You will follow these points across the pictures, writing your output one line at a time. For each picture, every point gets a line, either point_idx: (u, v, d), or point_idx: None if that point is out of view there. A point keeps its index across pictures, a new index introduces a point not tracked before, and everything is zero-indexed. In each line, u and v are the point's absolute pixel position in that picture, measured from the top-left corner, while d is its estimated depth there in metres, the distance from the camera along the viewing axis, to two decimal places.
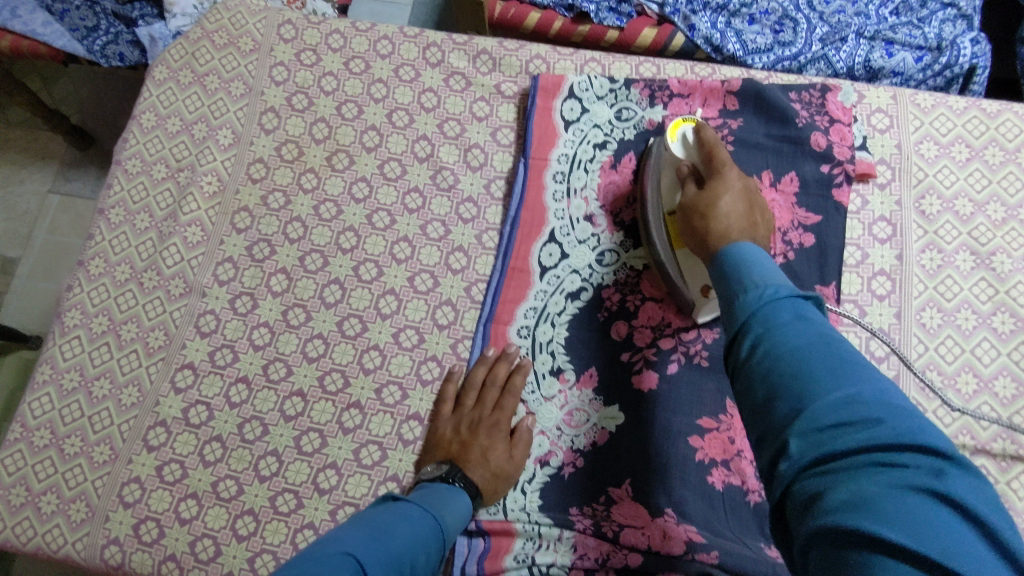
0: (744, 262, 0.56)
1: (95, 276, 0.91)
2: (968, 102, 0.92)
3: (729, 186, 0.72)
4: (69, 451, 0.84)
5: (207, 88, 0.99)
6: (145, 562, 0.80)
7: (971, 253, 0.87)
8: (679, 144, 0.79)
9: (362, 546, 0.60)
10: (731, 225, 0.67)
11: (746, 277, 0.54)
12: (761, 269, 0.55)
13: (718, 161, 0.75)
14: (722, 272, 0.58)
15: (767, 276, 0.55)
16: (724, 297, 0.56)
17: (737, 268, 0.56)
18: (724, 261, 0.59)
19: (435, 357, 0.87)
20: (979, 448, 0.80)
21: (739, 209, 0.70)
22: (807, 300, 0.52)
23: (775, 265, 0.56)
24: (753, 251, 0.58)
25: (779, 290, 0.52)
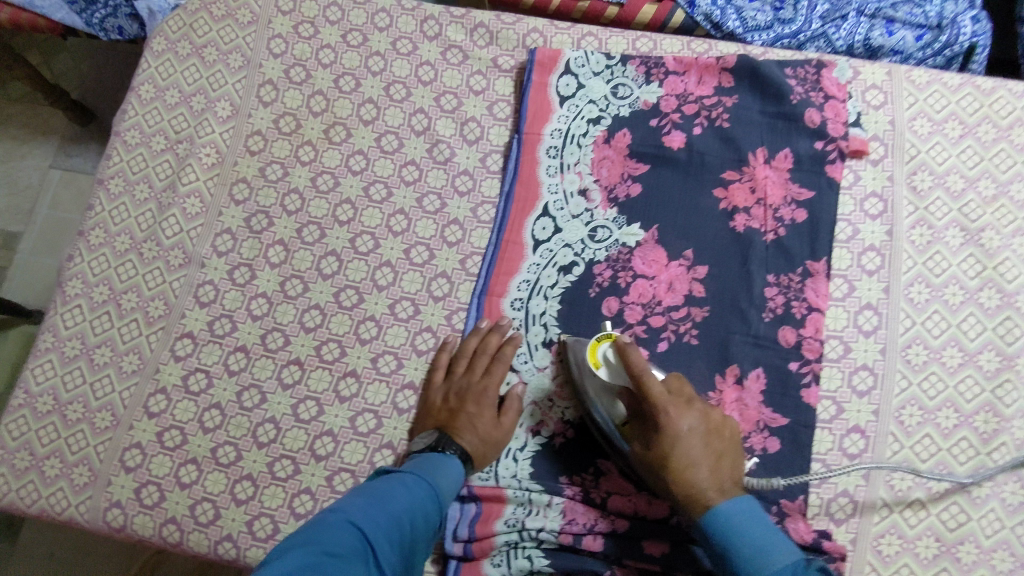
0: (736, 534, 0.69)
1: (95, 247, 0.93)
2: (963, 79, 0.93)
3: (677, 409, 0.73)
4: (71, 417, 0.86)
5: (205, 61, 0.99)
6: (146, 525, 0.82)
7: (961, 229, 0.88)
8: (604, 369, 0.77)
9: (363, 514, 0.64)
10: (707, 488, 0.71)
11: (750, 562, 0.67)
12: (752, 554, 0.68)
13: (654, 399, 0.72)
14: (715, 543, 0.70)
15: (759, 538, 0.68)
16: (726, 575, 0.69)
17: (727, 540, 0.69)
18: (708, 531, 0.70)
19: (430, 328, 0.88)
20: (962, 420, 0.82)
21: (700, 457, 0.72)
22: (809, 569, 0.68)
23: (757, 523, 0.69)
24: (730, 511, 0.69)
25: (787, 574, 0.67)
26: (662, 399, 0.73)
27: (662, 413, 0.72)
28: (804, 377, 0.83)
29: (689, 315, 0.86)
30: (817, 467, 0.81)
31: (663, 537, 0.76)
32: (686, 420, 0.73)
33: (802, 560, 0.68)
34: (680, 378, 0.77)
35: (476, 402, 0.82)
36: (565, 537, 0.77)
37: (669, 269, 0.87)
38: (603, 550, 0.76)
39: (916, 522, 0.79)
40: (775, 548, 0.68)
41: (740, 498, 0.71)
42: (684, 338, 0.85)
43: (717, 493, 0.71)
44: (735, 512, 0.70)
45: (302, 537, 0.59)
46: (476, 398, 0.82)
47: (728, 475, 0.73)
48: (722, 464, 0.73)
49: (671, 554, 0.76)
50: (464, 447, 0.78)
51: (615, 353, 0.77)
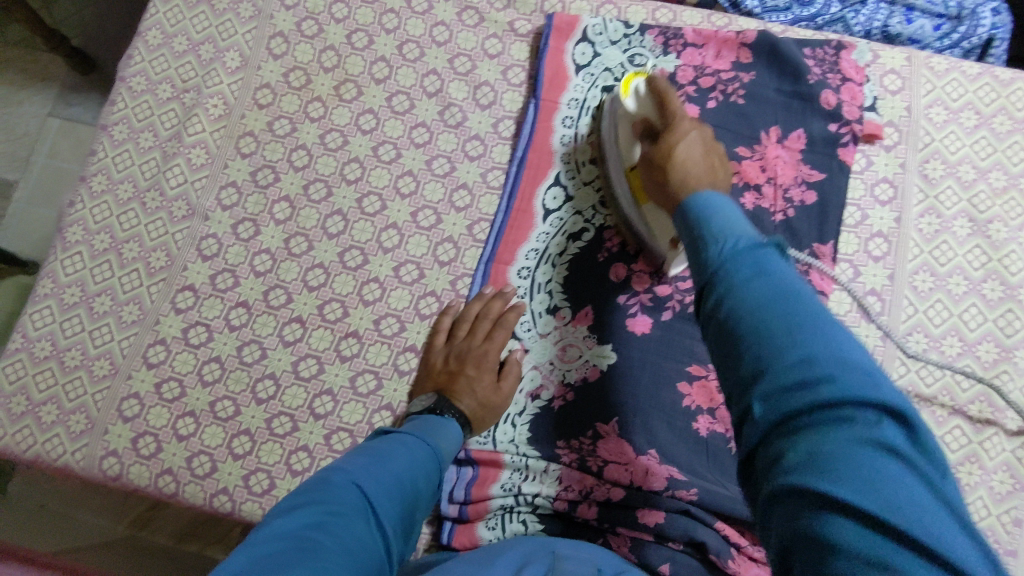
0: (708, 212, 0.57)
1: (97, 193, 0.91)
2: (982, 68, 0.92)
3: (688, 124, 0.72)
4: (69, 363, 0.86)
5: (215, 9, 0.97)
6: (142, 475, 0.82)
7: (969, 219, 0.87)
8: (633, 98, 0.80)
9: (365, 474, 0.63)
10: (692, 175, 0.67)
11: (710, 224, 0.55)
12: (720, 224, 0.55)
13: (672, 111, 0.73)
14: (686, 225, 0.58)
15: (729, 223, 0.55)
16: (691, 248, 0.56)
17: (699, 227, 0.56)
18: (684, 215, 0.59)
19: (434, 292, 0.88)
20: (957, 408, 0.83)
21: (696, 158, 0.69)
22: (771, 247, 0.52)
23: (733, 212, 0.57)
24: (714, 202, 0.58)
25: (745, 242, 0.52)
26: (678, 113, 0.73)
27: (673, 127, 0.72)
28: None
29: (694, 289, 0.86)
30: None
31: (657, 506, 0.76)
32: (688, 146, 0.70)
33: (761, 238, 0.53)
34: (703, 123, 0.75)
35: (476, 365, 0.82)
36: (560, 504, 0.78)
37: None
38: (597, 517, 0.77)
39: None
40: (740, 227, 0.54)
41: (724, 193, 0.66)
42: (688, 313, 0.85)
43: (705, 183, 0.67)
44: (719, 204, 0.58)
45: (305, 496, 0.59)
46: (476, 361, 0.82)
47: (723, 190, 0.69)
48: (716, 174, 0.70)
49: (665, 523, 0.76)
50: (463, 410, 0.79)
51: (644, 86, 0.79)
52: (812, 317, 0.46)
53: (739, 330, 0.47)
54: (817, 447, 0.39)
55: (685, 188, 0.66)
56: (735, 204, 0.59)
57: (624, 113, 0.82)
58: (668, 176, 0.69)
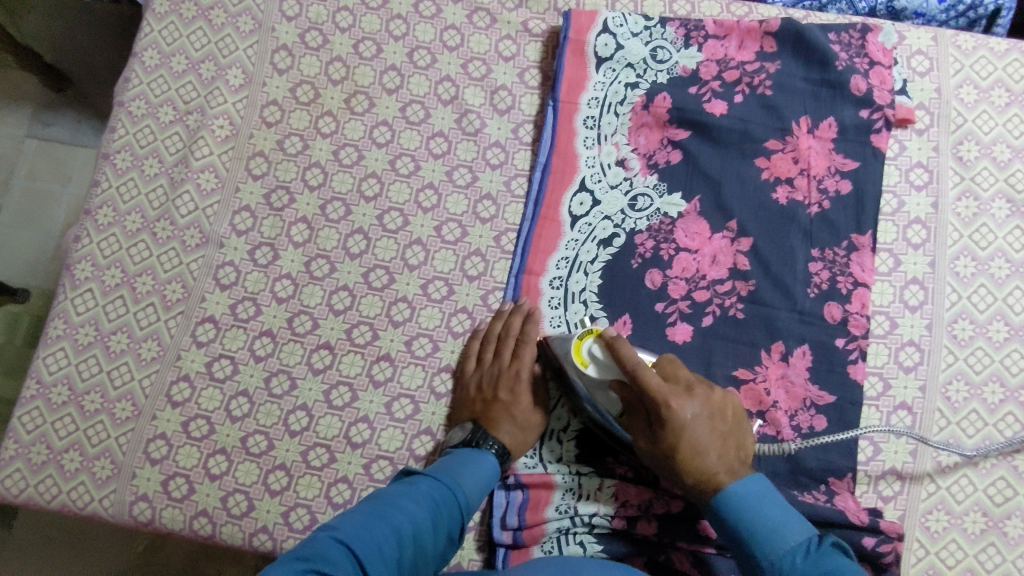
0: (762, 517, 0.66)
1: (104, 226, 0.87)
2: (1010, 44, 0.90)
3: (678, 398, 0.69)
4: (89, 408, 0.82)
5: (212, 24, 0.93)
6: (176, 518, 0.79)
7: (1007, 200, 0.86)
8: (593, 364, 0.73)
9: (358, 529, 0.62)
10: (713, 465, 0.69)
11: (766, 539, 0.65)
12: (763, 535, 0.65)
13: (674, 424, 0.69)
14: (733, 531, 0.67)
15: (772, 511, 0.66)
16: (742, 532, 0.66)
17: (744, 533, 0.66)
18: (720, 514, 0.68)
19: (465, 309, 0.85)
20: (1009, 395, 0.81)
21: (707, 439, 0.70)
22: (823, 541, 0.65)
23: (774, 515, 0.66)
24: (746, 493, 0.67)
25: (805, 544, 0.65)
26: (661, 391, 0.68)
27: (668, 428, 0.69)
28: (850, 354, 0.81)
29: (734, 289, 0.83)
30: (864, 445, 0.80)
31: None
32: (690, 407, 0.70)
33: (815, 534, 0.66)
34: (670, 358, 0.73)
35: (509, 389, 0.79)
36: (618, 522, 0.75)
37: (712, 240, 0.85)
38: (657, 533, 0.74)
39: (964, 498, 0.78)
40: (795, 523, 0.66)
41: (751, 478, 0.69)
42: (730, 314, 0.83)
43: (728, 474, 0.69)
44: (750, 492, 0.67)
45: (294, 554, 0.59)
46: (509, 385, 0.79)
47: (737, 458, 0.71)
48: (716, 401, 0.71)
49: None
50: (503, 440, 0.76)
51: (603, 348, 0.72)
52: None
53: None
54: None
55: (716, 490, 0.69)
56: (762, 478, 0.69)
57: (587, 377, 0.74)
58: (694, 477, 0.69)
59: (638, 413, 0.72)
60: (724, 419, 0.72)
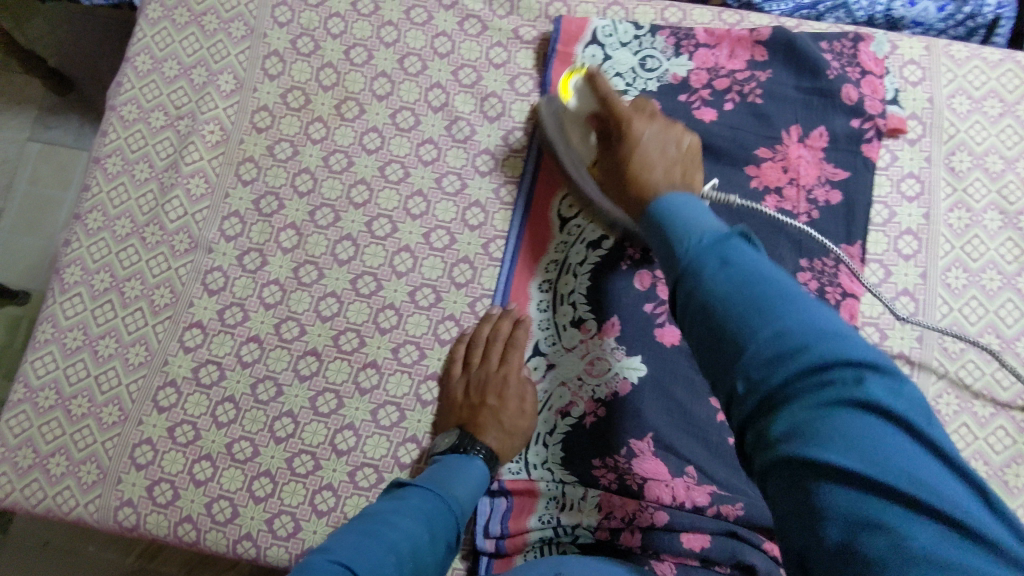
0: (675, 212, 0.52)
1: (94, 231, 0.87)
2: (1003, 54, 0.89)
3: (643, 120, 0.67)
4: (76, 412, 0.82)
5: (204, 30, 0.93)
6: (160, 524, 0.78)
7: (1000, 211, 0.85)
8: (575, 97, 0.80)
9: (354, 551, 0.57)
10: (648, 148, 0.64)
11: (676, 228, 0.51)
12: (681, 223, 0.51)
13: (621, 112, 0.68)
14: (653, 227, 0.53)
15: (688, 215, 0.51)
16: (659, 249, 0.52)
17: (663, 223, 0.52)
18: (649, 220, 0.55)
19: (453, 316, 0.84)
20: (1001, 409, 0.80)
21: (658, 157, 0.63)
22: (733, 232, 0.48)
23: (700, 212, 0.52)
24: (680, 199, 0.54)
25: (711, 234, 0.48)
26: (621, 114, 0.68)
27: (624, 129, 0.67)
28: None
29: None
30: None
31: (703, 529, 0.73)
32: (648, 130, 0.66)
33: (727, 228, 0.49)
34: (653, 101, 0.71)
35: (496, 394, 0.79)
36: (602, 533, 0.75)
37: None
38: (642, 545, 0.74)
39: None
40: (698, 218, 0.51)
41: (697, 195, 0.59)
42: None
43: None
44: (681, 200, 0.54)
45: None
46: (496, 391, 0.79)
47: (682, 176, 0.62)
48: (683, 152, 0.65)
49: (711, 548, 0.73)
50: (490, 445, 0.76)
51: (584, 84, 0.78)
52: (828, 328, 0.41)
53: (737, 349, 0.42)
54: (808, 423, 0.38)
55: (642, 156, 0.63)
56: (692, 195, 0.55)
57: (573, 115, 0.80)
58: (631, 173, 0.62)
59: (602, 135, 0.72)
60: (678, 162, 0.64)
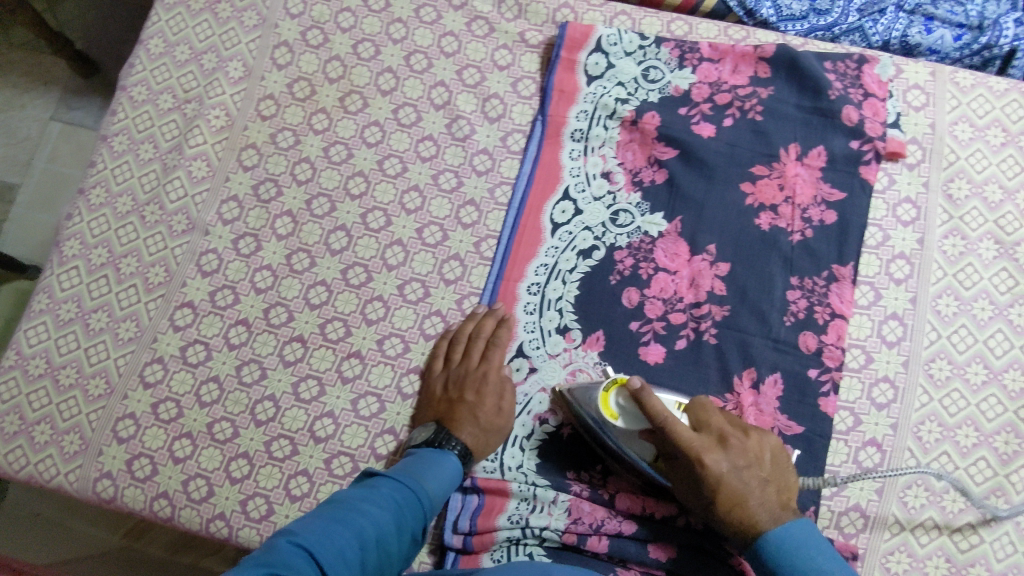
0: (806, 552, 0.65)
1: (96, 206, 0.89)
2: (1010, 84, 0.89)
3: (712, 451, 0.69)
4: (64, 382, 0.83)
5: (218, 17, 0.95)
6: (137, 498, 0.80)
7: (996, 241, 0.84)
8: (623, 418, 0.73)
9: (321, 535, 0.59)
10: (762, 520, 0.67)
11: (813, 570, 0.64)
12: (812, 566, 0.64)
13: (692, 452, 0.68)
14: (772, 567, 0.65)
15: (813, 549, 0.65)
16: None
17: (779, 565, 0.65)
18: (759, 553, 0.67)
19: (439, 312, 0.85)
20: (983, 439, 0.79)
21: (756, 484, 0.69)
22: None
23: (812, 545, 0.65)
24: (790, 531, 0.66)
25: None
26: (693, 443, 0.68)
27: (707, 468, 0.68)
28: (822, 385, 0.80)
29: (709, 314, 0.82)
30: (829, 479, 0.78)
31: (670, 541, 0.75)
32: (723, 461, 0.69)
33: (853, 574, 0.65)
34: (710, 405, 0.73)
35: (475, 390, 0.79)
36: (569, 537, 0.75)
37: (692, 263, 0.84)
38: (608, 551, 0.74)
39: (927, 540, 0.76)
40: (835, 563, 0.65)
41: (801, 521, 0.68)
42: (704, 336, 0.82)
43: (768, 520, 0.68)
44: (796, 535, 0.66)
45: (253, 561, 0.56)
46: (475, 386, 0.79)
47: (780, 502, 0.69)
48: (760, 460, 0.70)
49: (677, 559, 0.74)
50: (464, 440, 0.76)
51: (629, 401, 0.72)
52: None
53: None
54: None
55: (759, 537, 0.67)
56: (801, 521, 0.67)
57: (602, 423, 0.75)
58: (748, 528, 0.68)
59: (674, 468, 0.71)
60: (760, 467, 0.70)
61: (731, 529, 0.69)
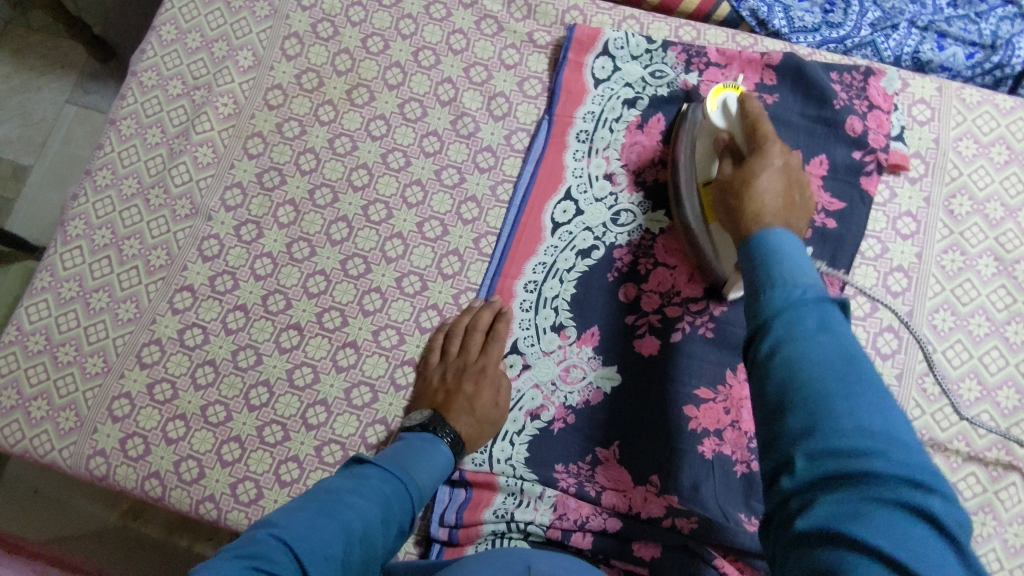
0: (783, 255, 0.54)
1: (102, 188, 0.90)
2: (1016, 102, 0.89)
3: (777, 145, 0.67)
4: (62, 359, 0.84)
5: (230, 6, 0.96)
6: (128, 477, 0.80)
7: (995, 258, 0.84)
8: (720, 111, 0.75)
9: (303, 529, 0.57)
10: (767, 208, 0.62)
11: (775, 278, 0.53)
12: (789, 264, 0.53)
13: (762, 132, 0.68)
14: (754, 266, 0.55)
15: (792, 259, 0.54)
16: (750, 286, 0.55)
17: (765, 260, 0.55)
18: (750, 250, 0.57)
19: (436, 305, 0.85)
20: (974, 455, 0.78)
21: (776, 190, 0.63)
22: (831, 301, 0.51)
23: (796, 255, 0.54)
24: (783, 239, 0.56)
25: (812, 292, 0.51)
26: (766, 137, 0.68)
27: (757, 150, 0.67)
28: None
29: (707, 309, 0.82)
30: None
31: (654, 540, 0.74)
32: (780, 158, 0.66)
33: (828, 293, 0.52)
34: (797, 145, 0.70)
35: (473, 381, 0.79)
36: (553, 532, 0.75)
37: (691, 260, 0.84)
38: (592, 548, 0.75)
39: None
40: (809, 272, 0.53)
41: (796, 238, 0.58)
42: (699, 333, 0.81)
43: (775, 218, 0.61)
44: (784, 240, 0.56)
45: (228, 556, 0.54)
46: (472, 378, 0.79)
47: (801, 231, 0.63)
48: (793, 214, 0.63)
49: (660, 559, 0.74)
50: (458, 429, 0.76)
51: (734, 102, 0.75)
52: (853, 353, 0.48)
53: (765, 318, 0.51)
54: (818, 373, 0.47)
55: (759, 223, 0.60)
56: (801, 242, 0.57)
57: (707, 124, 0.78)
58: (742, 198, 0.63)
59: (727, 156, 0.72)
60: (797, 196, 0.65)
61: (732, 196, 0.65)
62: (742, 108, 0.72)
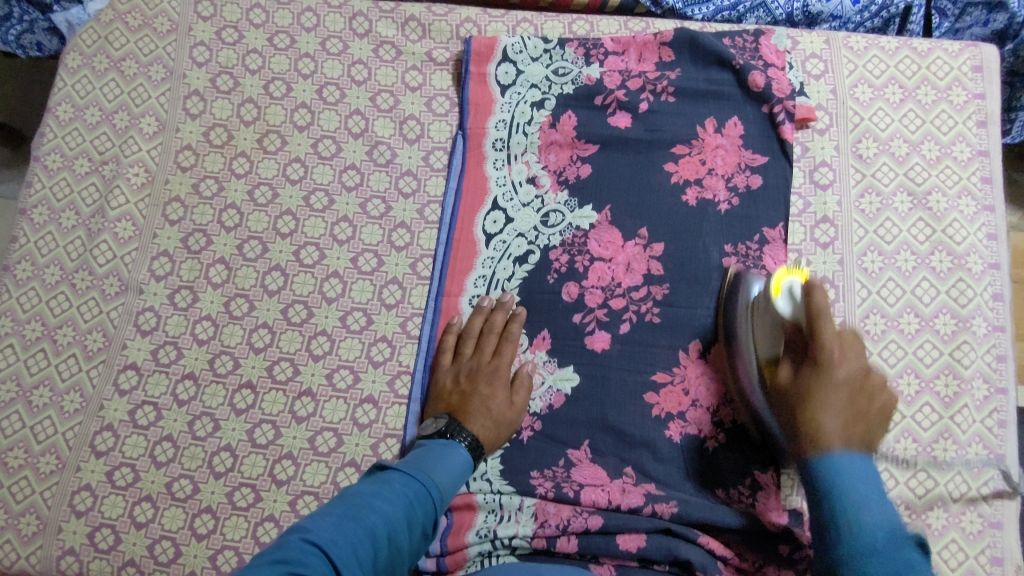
0: (850, 489, 0.58)
1: (23, 281, 0.88)
2: (900, 42, 0.92)
3: (840, 362, 0.65)
4: (13, 464, 0.82)
5: (124, 75, 0.95)
6: (103, 570, 0.78)
7: (909, 193, 0.87)
8: (786, 299, 0.71)
9: (332, 532, 0.59)
10: (832, 429, 0.62)
11: (847, 508, 0.57)
12: (854, 501, 0.57)
13: (814, 311, 0.65)
14: (817, 494, 0.60)
15: (864, 491, 0.58)
16: (818, 523, 0.59)
17: (829, 497, 0.59)
18: (813, 474, 0.61)
19: (385, 337, 0.85)
20: (924, 385, 0.81)
21: (835, 408, 0.63)
22: (908, 540, 0.55)
23: (864, 488, 0.58)
24: (845, 463, 0.60)
25: (883, 534, 0.55)
26: (823, 355, 0.65)
27: (822, 347, 0.65)
28: None
29: (649, 294, 0.83)
30: None
31: (637, 529, 0.75)
32: (830, 394, 0.64)
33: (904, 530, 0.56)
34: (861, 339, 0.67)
35: (487, 382, 0.80)
36: (538, 541, 0.76)
37: (625, 249, 0.85)
38: (578, 549, 0.75)
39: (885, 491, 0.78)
40: (878, 510, 0.56)
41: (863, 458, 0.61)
42: (646, 319, 0.83)
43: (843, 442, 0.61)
44: (850, 476, 0.59)
45: (267, 560, 0.56)
46: (486, 378, 0.80)
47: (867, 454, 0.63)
48: (856, 434, 0.62)
49: (646, 546, 0.74)
50: (475, 432, 0.77)
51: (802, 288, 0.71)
52: (912, 561, 0.53)
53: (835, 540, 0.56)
54: None
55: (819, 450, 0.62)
56: (864, 463, 0.60)
57: (766, 305, 0.74)
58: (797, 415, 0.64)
59: (789, 352, 0.70)
60: (857, 402, 0.64)
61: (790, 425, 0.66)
62: (807, 298, 0.66)
